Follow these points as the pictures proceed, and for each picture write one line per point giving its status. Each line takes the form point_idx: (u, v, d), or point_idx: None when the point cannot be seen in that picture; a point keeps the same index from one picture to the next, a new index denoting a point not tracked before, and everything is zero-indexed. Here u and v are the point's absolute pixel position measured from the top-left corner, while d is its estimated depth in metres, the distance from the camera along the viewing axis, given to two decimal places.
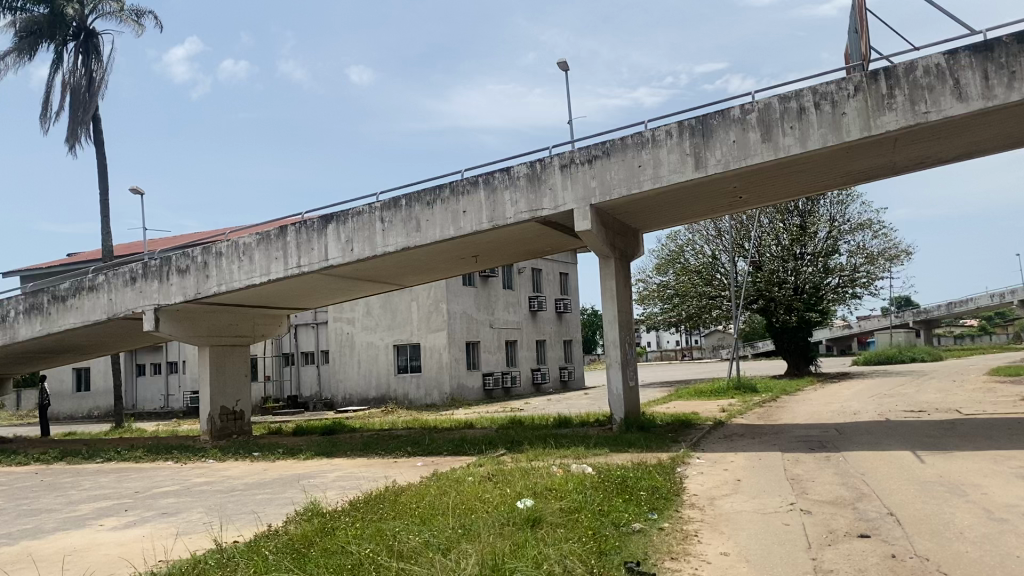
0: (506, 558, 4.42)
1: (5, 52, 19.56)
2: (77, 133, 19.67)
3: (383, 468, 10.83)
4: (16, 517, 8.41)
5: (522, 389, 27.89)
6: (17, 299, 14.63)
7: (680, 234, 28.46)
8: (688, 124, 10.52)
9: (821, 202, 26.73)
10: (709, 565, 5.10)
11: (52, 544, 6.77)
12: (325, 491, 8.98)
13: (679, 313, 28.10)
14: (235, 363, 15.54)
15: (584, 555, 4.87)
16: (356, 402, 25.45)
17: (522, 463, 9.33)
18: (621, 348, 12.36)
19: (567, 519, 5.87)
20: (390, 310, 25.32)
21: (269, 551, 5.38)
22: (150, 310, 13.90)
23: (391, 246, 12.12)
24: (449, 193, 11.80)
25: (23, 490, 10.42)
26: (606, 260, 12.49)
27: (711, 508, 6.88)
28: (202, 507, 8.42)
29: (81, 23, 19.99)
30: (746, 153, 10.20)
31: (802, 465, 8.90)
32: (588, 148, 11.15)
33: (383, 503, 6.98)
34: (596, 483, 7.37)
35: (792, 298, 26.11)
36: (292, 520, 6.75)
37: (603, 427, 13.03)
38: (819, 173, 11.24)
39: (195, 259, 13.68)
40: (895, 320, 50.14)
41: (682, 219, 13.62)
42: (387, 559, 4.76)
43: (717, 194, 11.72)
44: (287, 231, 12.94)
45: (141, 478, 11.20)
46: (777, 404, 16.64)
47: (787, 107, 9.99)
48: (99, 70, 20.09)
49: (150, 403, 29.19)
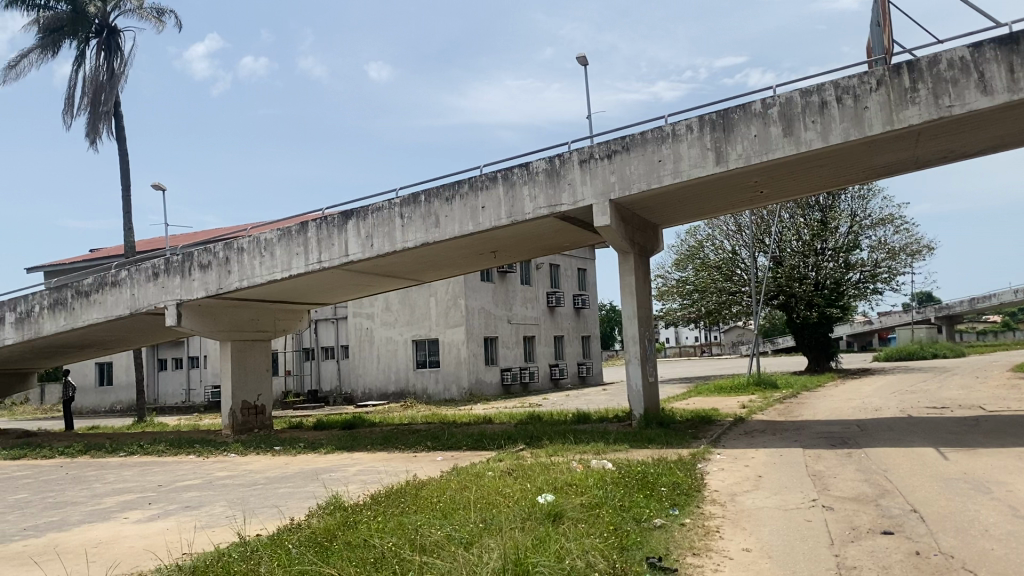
0: (528, 552, 4.41)
1: (28, 49, 19.79)
2: (98, 128, 19.87)
3: (404, 462, 10.86)
4: (42, 510, 8.53)
5: (540, 385, 27.90)
6: (40, 294, 14.75)
7: (700, 229, 28.34)
8: (709, 118, 10.45)
9: (842, 197, 26.55)
10: (731, 561, 5.08)
11: (79, 537, 6.86)
12: (346, 485, 9.04)
13: (698, 309, 27.97)
14: (256, 358, 15.66)
15: (606, 550, 4.86)
16: (376, 397, 25.54)
17: (542, 459, 9.34)
18: (640, 344, 12.31)
19: (589, 514, 5.88)
20: (409, 305, 25.41)
21: (293, 545, 5.42)
22: (172, 305, 14.01)
23: (411, 241, 12.14)
24: (468, 189, 11.80)
25: (48, 483, 10.56)
26: (625, 256, 12.45)
27: (733, 504, 6.85)
28: (225, 501, 8.50)
29: (103, 20, 20.18)
30: (767, 148, 10.13)
31: (824, 462, 8.85)
32: (607, 143, 11.12)
33: (405, 497, 7.02)
34: (616, 478, 7.36)
35: (812, 294, 25.93)
36: (315, 513, 6.79)
37: (621, 423, 13.01)
38: (841, 167, 11.13)
39: (217, 255, 13.79)
40: (917, 316, 49.64)
41: (702, 215, 13.55)
42: (409, 552, 4.77)
43: (738, 188, 11.64)
44: (308, 226, 13.01)
45: (164, 471, 11.31)
46: (798, 400, 16.53)
47: (809, 101, 9.90)
48: (121, 66, 20.28)
49: (172, 397, 29.49)
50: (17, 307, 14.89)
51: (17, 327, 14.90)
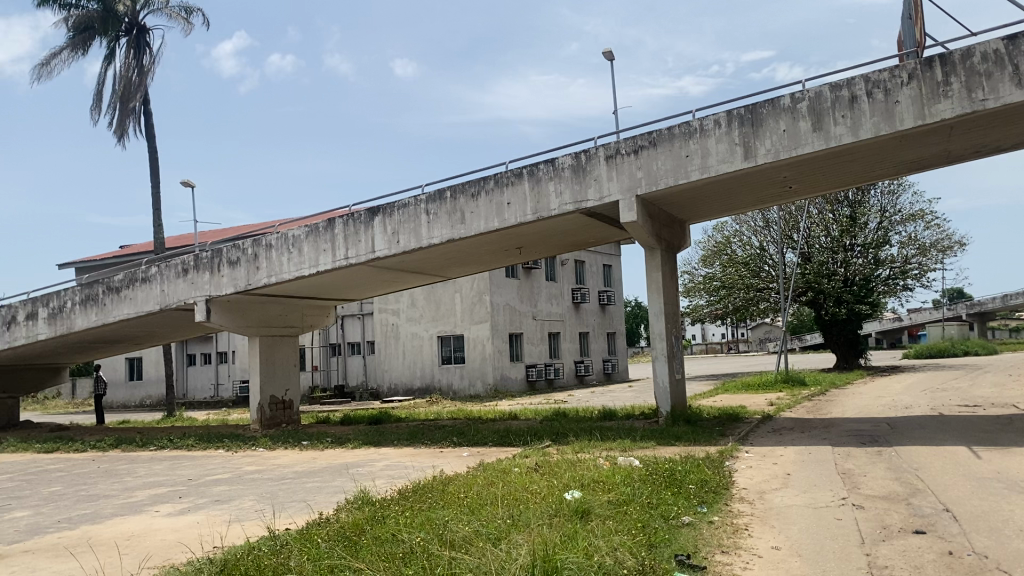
0: (557, 548, 4.39)
1: (59, 48, 20.08)
2: (126, 125, 20.16)
3: (429, 458, 10.91)
4: (76, 502, 8.68)
5: (566, 381, 27.86)
6: (73, 290, 14.97)
7: (727, 225, 28.11)
8: (737, 112, 10.35)
9: (872, 192, 26.20)
10: (760, 560, 5.03)
11: (112, 530, 6.96)
12: (374, 480, 9.10)
13: (725, 306, 27.69)
14: (284, 354, 15.81)
15: (635, 547, 4.84)
16: (402, 392, 25.66)
17: (569, 455, 9.32)
18: (667, 341, 12.24)
19: (616, 511, 5.85)
20: (434, 302, 25.47)
21: (322, 539, 5.45)
22: (201, 301, 14.17)
23: (436, 238, 12.17)
24: (493, 185, 11.80)
25: (81, 476, 10.72)
26: (652, 252, 12.37)
27: (761, 502, 6.79)
28: (254, 495, 8.58)
29: (133, 19, 20.43)
30: (796, 142, 10.01)
31: (854, 460, 8.74)
32: (634, 138, 11.06)
33: (432, 492, 7.05)
34: (643, 475, 7.33)
35: (841, 290, 25.60)
36: (343, 508, 6.83)
37: (647, 420, 12.95)
38: (871, 162, 10.98)
39: (246, 251, 13.92)
40: (948, 313, 48.89)
41: (729, 210, 13.43)
42: (437, 547, 4.77)
43: (765, 183, 11.52)
44: (335, 223, 13.08)
45: (194, 466, 11.45)
46: (826, 398, 16.36)
47: (839, 95, 9.77)
48: (149, 65, 20.53)
49: (200, 392, 29.87)
50: (50, 303, 15.10)
51: (49, 322, 15.11)
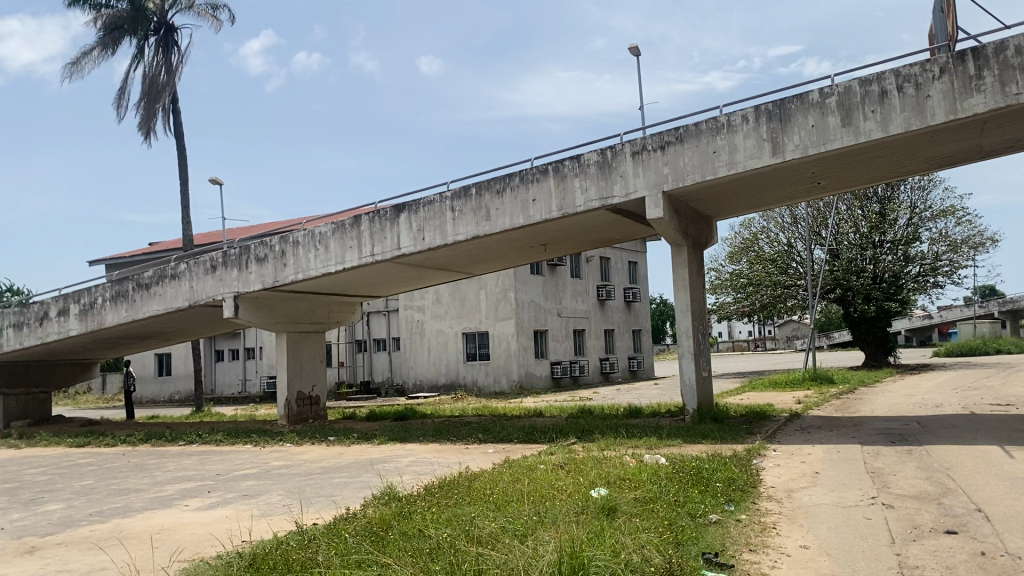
0: (584, 545, 4.37)
1: (90, 47, 20.35)
2: (154, 123, 20.39)
3: (455, 454, 10.93)
4: (107, 496, 8.81)
5: (591, 378, 27.82)
6: (104, 287, 15.18)
7: (754, 221, 27.90)
8: (765, 108, 10.25)
9: (901, 187, 25.87)
10: (788, 558, 4.99)
11: (142, 523, 7.06)
12: (401, 476, 9.15)
13: (752, 303, 27.44)
14: (311, 350, 15.93)
15: (661, 545, 4.81)
16: (427, 388, 25.76)
17: (595, 453, 9.31)
18: (694, 338, 12.16)
19: (643, 509, 5.83)
20: (459, 298, 25.51)
21: (349, 534, 5.48)
22: (229, 297, 14.32)
23: (461, 235, 12.19)
24: (518, 181, 11.79)
25: (113, 470, 10.88)
26: (679, 248, 12.29)
27: (789, 501, 6.72)
28: (282, 490, 8.67)
29: (162, 18, 20.66)
30: (825, 138, 9.89)
31: (883, 459, 8.64)
32: (660, 134, 10.99)
33: (458, 488, 7.07)
34: (670, 473, 7.30)
35: (870, 287, 25.29)
36: (370, 503, 6.86)
37: (674, 417, 12.89)
38: (901, 158, 10.81)
39: (273, 248, 14.02)
40: (980, 310, 48.06)
41: (757, 207, 13.30)
42: (464, 543, 4.78)
43: (794, 179, 11.40)
44: (362, 220, 13.15)
45: (223, 460, 11.59)
46: (855, 396, 16.14)
47: (869, 90, 9.64)
48: (176, 63, 20.74)
49: (229, 387, 30.19)
50: (81, 300, 15.32)
51: (81, 318, 15.33)
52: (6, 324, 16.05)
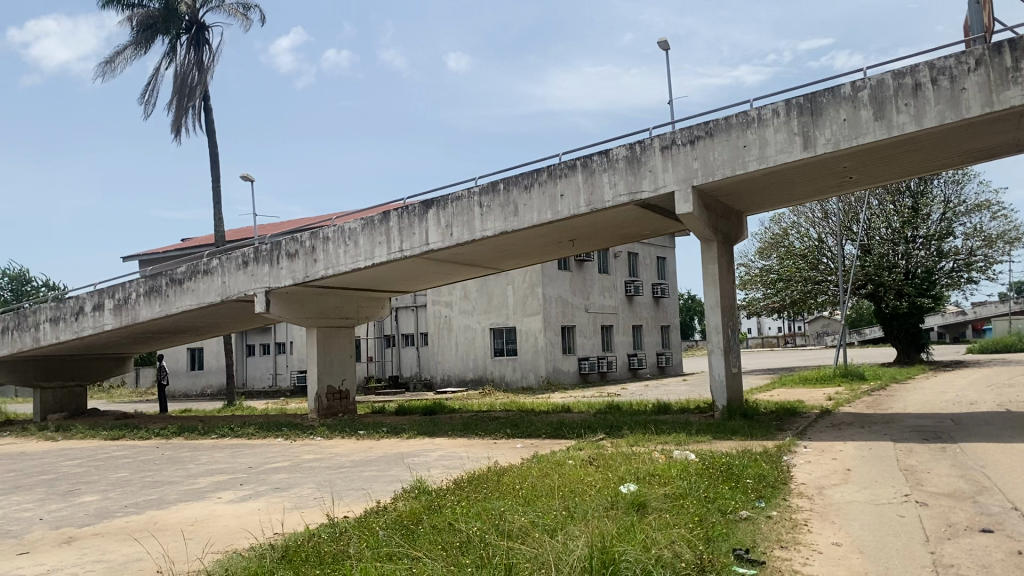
0: (614, 541, 4.36)
1: (123, 46, 20.64)
2: (185, 119, 20.65)
3: (484, 449, 10.99)
4: (141, 488, 8.97)
5: (619, 374, 27.76)
6: (137, 282, 15.40)
7: (785, 216, 27.66)
8: (796, 102, 10.14)
9: (935, 181, 25.45)
10: (820, 555, 4.95)
11: (177, 515, 7.18)
12: (429, 470, 9.22)
13: (782, 299, 27.17)
14: (341, 345, 16.07)
15: (693, 541, 4.80)
16: (455, 383, 25.85)
17: (623, 449, 9.29)
18: (723, 334, 12.08)
19: (673, 505, 5.81)
20: (487, 294, 25.58)
21: (380, 527, 5.53)
22: (261, 292, 14.47)
23: (489, 230, 12.21)
24: (546, 177, 11.78)
25: (147, 462, 11.08)
26: (708, 244, 12.20)
27: (820, 498, 6.67)
28: (313, 483, 8.78)
29: (193, 17, 20.89)
30: (857, 132, 9.77)
31: (916, 456, 8.53)
32: (690, 128, 10.92)
33: (487, 482, 7.10)
34: (700, 469, 7.25)
35: (902, 283, 24.96)
36: (400, 497, 6.93)
37: (702, 413, 12.83)
38: (936, 151, 10.65)
39: (304, 243, 14.17)
40: (1016, 306, 47.15)
41: (789, 201, 13.16)
42: (494, 537, 4.80)
43: (825, 174, 11.27)
44: (390, 216, 13.23)
45: (254, 454, 11.74)
46: (887, 393, 15.96)
47: (902, 83, 9.51)
48: (208, 62, 20.98)
49: (259, 381, 30.56)
50: (116, 295, 15.57)
51: (116, 313, 15.58)
52: (43, 319, 16.32)
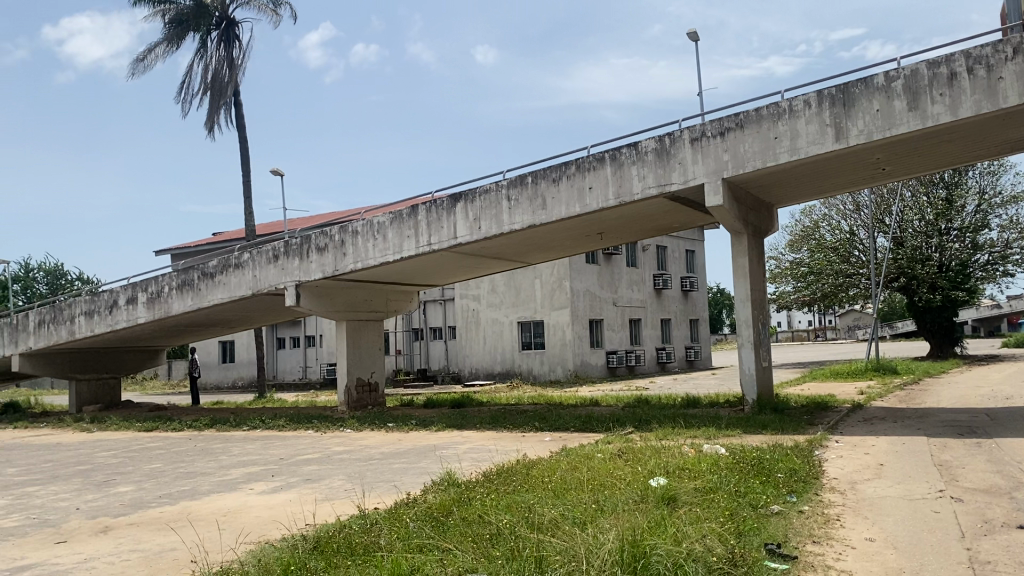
0: (645, 534, 4.35)
1: (155, 43, 20.91)
2: (217, 114, 20.86)
3: (512, 442, 11.01)
4: (175, 479, 9.12)
5: (648, 368, 27.66)
6: (170, 276, 15.61)
7: (816, 209, 27.35)
8: (828, 92, 10.01)
9: (970, 172, 24.97)
10: (853, 550, 4.91)
11: (211, 505, 7.30)
12: (459, 462, 9.26)
13: (813, 292, 26.80)
14: (370, 338, 16.19)
15: (725, 536, 4.77)
16: (483, 376, 25.93)
17: (652, 442, 9.28)
18: (753, 328, 11.98)
19: (703, 499, 5.78)
20: (514, 287, 25.59)
21: (410, 518, 5.58)
22: (292, 286, 14.61)
23: (518, 223, 12.21)
24: (575, 170, 11.75)
25: (180, 454, 11.25)
26: (738, 237, 12.09)
27: (853, 492, 6.60)
28: (343, 474, 8.86)
29: (223, 13, 21.10)
30: (891, 122, 9.62)
31: (951, 451, 8.41)
32: (720, 120, 10.82)
33: (515, 475, 7.13)
34: (731, 463, 7.20)
35: (936, 276, 24.55)
36: (430, 488, 6.98)
37: (732, 407, 12.73)
38: (971, 142, 10.46)
39: (333, 237, 14.25)
40: None
41: (821, 193, 13.00)
42: (524, 529, 4.82)
43: (857, 165, 11.11)
44: (419, 210, 13.28)
45: (285, 446, 11.87)
46: (921, 387, 15.75)
47: (937, 73, 9.36)
48: (239, 57, 21.19)
49: (290, 374, 30.90)
50: (149, 288, 15.80)
51: (149, 306, 15.81)
52: (78, 312, 16.62)
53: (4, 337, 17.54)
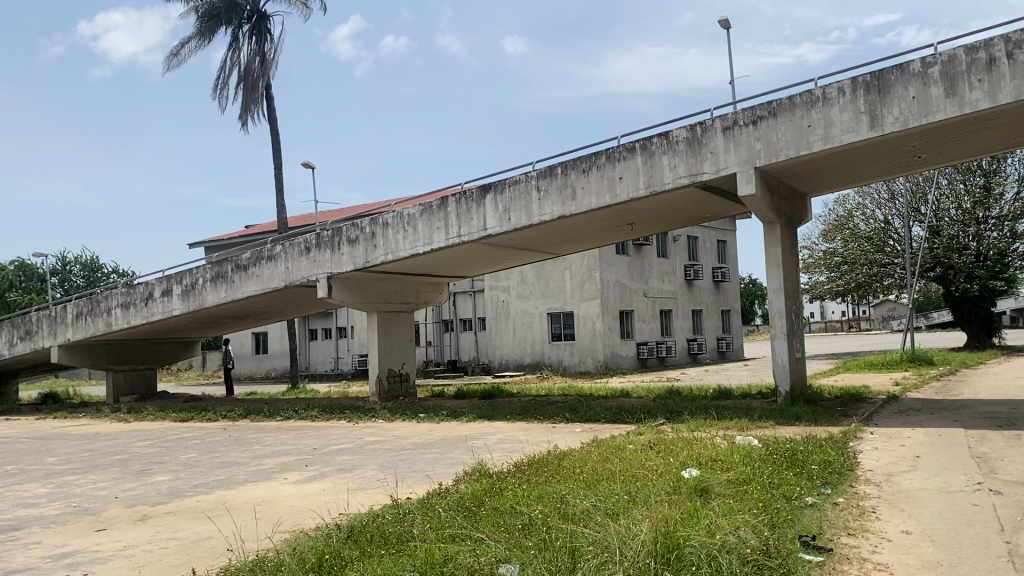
0: (678, 526, 4.33)
1: (188, 37, 21.14)
2: (250, 107, 21.06)
3: (543, 433, 11.02)
4: (210, 468, 9.27)
5: (679, 359, 27.53)
6: (204, 268, 15.82)
7: (850, 198, 27.03)
8: (863, 80, 9.86)
9: (1009, 159, 24.43)
10: (889, 544, 4.85)
11: (245, 495, 7.40)
12: (491, 453, 9.29)
13: (847, 282, 26.47)
14: (401, 329, 16.33)
15: (758, 527, 4.73)
16: (514, 367, 25.99)
17: (685, 433, 9.24)
18: (786, 318, 11.88)
19: (736, 490, 5.76)
20: (544, 279, 25.57)
21: (443, 508, 5.61)
22: (323, 278, 14.74)
23: (547, 215, 12.19)
24: (605, 160, 11.69)
25: (215, 444, 11.42)
26: (771, 227, 11.97)
27: (888, 485, 6.53)
28: (376, 465, 8.94)
29: (254, 6, 21.29)
30: (927, 109, 9.45)
31: (989, 444, 8.27)
32: (752, 108, 10.71)
33: (546, 466, 7.14)
34: (764, 455, 7.16)
35: (973, 265, 24.13)
36: (462, 479, 7.01)
37: (765, 398, 12.64)
38: (1012, 128, 10.22)
39: (364, 229, 14.36)
40: None
41: (854, 182, 12.80)
42: (556, 520, 4.83)
43: (892, 153, 10.92)
44: (449, 201, 13.31)
45: (318, 436, 12.00)
46: (958, 378, 15.49)
47: (975, 58, 9.17)
48: (271, 50, 21.36)
49: (322, 365, 31.23)
50: (183, 280, 16.00)
51: (183, 298, 16.02)
52: (115, 304, 16.90)
53: (43, 329, 17.85)
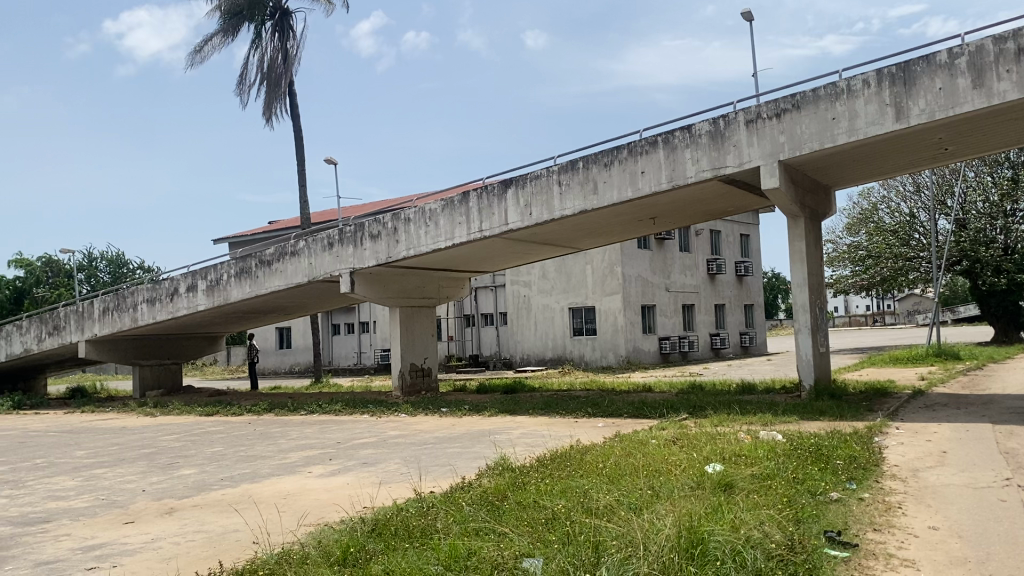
0: (702, 521, 4.33)
1: (212, 35, 21.31)
2: (274, 105, 21.20)
3: (566, 427, 11.01)
4: (235, 462, 9.37)
5: (702, 354, 27.41)
6: (229, 263, 15.98)
7: (874, 190, 26.81)
8: (888, 71, 9.75)
9: None
10: (916, 540, 4.81)
11: (270, 488, 7.47)
12: (513, 447, 9.29)
13: (872, 276, 26.12)
14: (423, 324, 16.39)
15: (782, 522, 4.71)
16: (535, 362, 26.00)
17: (708, 428, 9.19)
18: (810, 313, 11.77)
19: (760, 485, 5.74)
20: (565, 273, 25.53)
21: (465, 502, 5.65)
22: (346, 272, 14.83)
23: (569, 209, 12.18)
24: (627, 154, 11.65)
25: (240, 437, 11.53)
26: (795, 220, 11.87)
27: (915, 480, 6.46)
28: (399, 459, 8.98)
29: (277, 3, 21.41)
30: (954, 101, 9.32)
31: (1017, 439, 8.15)
32: (776, 101, 10.61)
33: (569, 461, 7.13)
34: (788, 450, 7.12)
35: (1001, 259, 23.81)
36: (485, 473, 7.03)
37: (789, 394, 12.53)
38: None
39: (386, 224, 14.40)
40: None
41: (879, 175, 12.67)
42: (578, 514, 4.83)
43: (918, 145, 10.78)
44: (470, 197, 13.33)
45: (342, 430, 12.08)
46: (985, 373, 15.28)
47: (1003, 48, 9.03)
48: (293, 47, 21.48)
49: (345, 359, 31.45)
50: (208, 276, 16.16)
51: (208, 293, 16.18)
52: (141, 300, 17.10)
53: (71, 324, 18.09)
